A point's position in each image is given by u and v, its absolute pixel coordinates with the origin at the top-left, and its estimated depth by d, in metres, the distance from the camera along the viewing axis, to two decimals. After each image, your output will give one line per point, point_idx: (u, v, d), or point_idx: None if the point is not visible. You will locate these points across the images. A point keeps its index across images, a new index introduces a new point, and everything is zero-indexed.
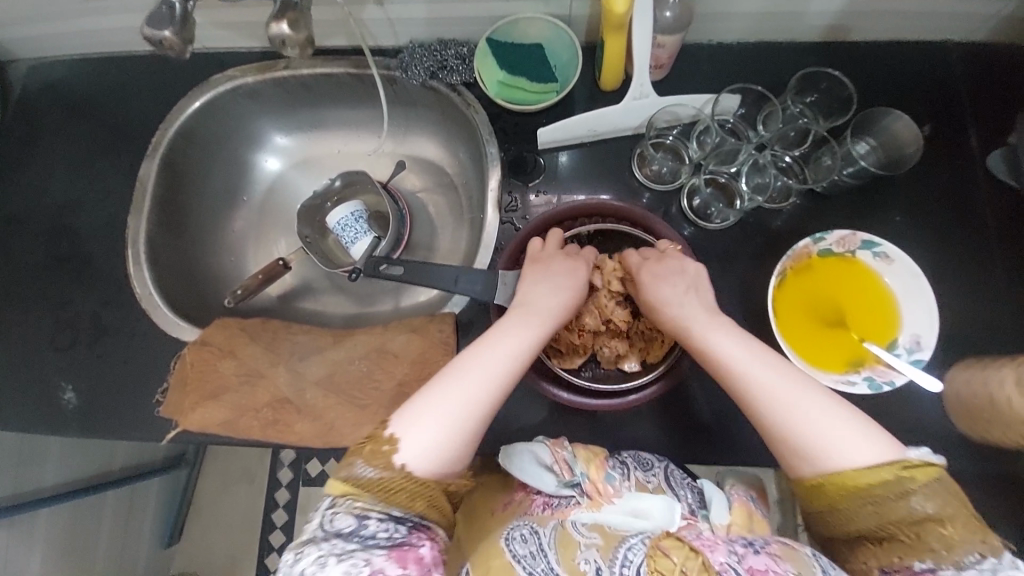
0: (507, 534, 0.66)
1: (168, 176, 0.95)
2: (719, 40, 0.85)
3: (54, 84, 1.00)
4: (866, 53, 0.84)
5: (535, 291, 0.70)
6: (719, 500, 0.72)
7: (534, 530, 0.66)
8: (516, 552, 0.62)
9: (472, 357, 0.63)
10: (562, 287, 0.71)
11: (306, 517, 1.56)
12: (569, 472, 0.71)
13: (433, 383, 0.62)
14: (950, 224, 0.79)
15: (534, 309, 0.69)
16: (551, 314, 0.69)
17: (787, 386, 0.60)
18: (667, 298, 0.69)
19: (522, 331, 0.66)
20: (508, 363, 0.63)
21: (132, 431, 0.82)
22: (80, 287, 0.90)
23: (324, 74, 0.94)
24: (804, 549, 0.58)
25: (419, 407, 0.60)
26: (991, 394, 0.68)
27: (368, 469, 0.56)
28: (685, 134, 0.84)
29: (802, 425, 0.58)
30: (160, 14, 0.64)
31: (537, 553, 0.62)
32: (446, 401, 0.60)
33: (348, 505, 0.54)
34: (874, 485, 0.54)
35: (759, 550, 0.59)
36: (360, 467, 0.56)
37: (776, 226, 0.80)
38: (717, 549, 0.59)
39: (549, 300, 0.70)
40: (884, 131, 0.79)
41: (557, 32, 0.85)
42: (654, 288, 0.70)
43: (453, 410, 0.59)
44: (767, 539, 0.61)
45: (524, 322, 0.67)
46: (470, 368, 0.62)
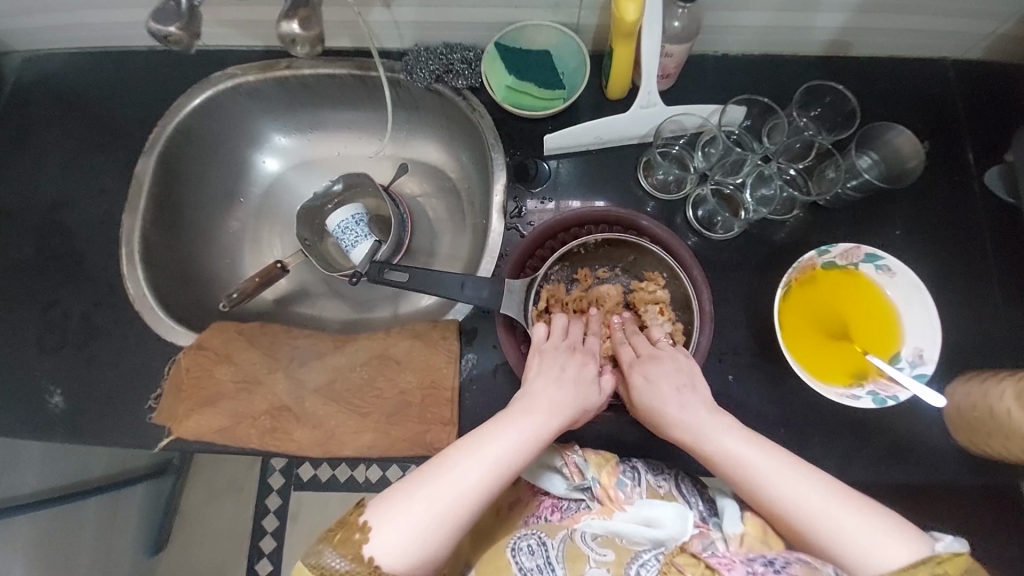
0: (513, 543, 0.65)
1: (164, 175, 0.93)
2: (724, 52, 0.86)
3: (47, 77, 0.97)
4: (868, 69, 0.85)
5: (541, 387, 0.67)
6: (732, 507, 0.68)
7: (542, 542, 0.65)
8: (523, 565, 0.63)
9: (466, 455, 0.60)
10: (567, 384, 0.68)
11: (297, 523, 1.53)
12: (579, 476, 0.71)
13: (425, 471, 0.60)
14: (949, 238, 0.80)
15: (537, 405, 0.66)
16: (557, 414, 0.65)
17: (810, 496, 0.59)
18: (676, 399, 0.67)
19: (524, 433, 0.63)
20: (500, 468, 0.60)
21: (123, 437, 0.80)
22: (70, 288, 0.87)
23: (327, 75, 0.93)
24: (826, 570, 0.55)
25: (411, 499, 0.58)
26: (991, 406, 0.68)
27: (340, 560, 0.55)
28: (691, 145, 0.85)
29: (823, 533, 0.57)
30: (166, 9, 0.63)
31: (544, 567, 0.62)
32: (430, 503, 0.57)
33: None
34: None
35: (780, 569, 0.55)
36: (331, 556, 0.55)
37: (780, 237, 0.80)
38: (734, 566, 0.58)
39: (552, 390, 0.67)
40: (886, 146, 0.79)
41: (565, 39, 0.85)
42: (651, 385, 0.69)
43: (444, 502, 0.58)
44: (787, 555, 0.57)
45: (525, 421, 0.64)
46: (461, 471, 0.59)
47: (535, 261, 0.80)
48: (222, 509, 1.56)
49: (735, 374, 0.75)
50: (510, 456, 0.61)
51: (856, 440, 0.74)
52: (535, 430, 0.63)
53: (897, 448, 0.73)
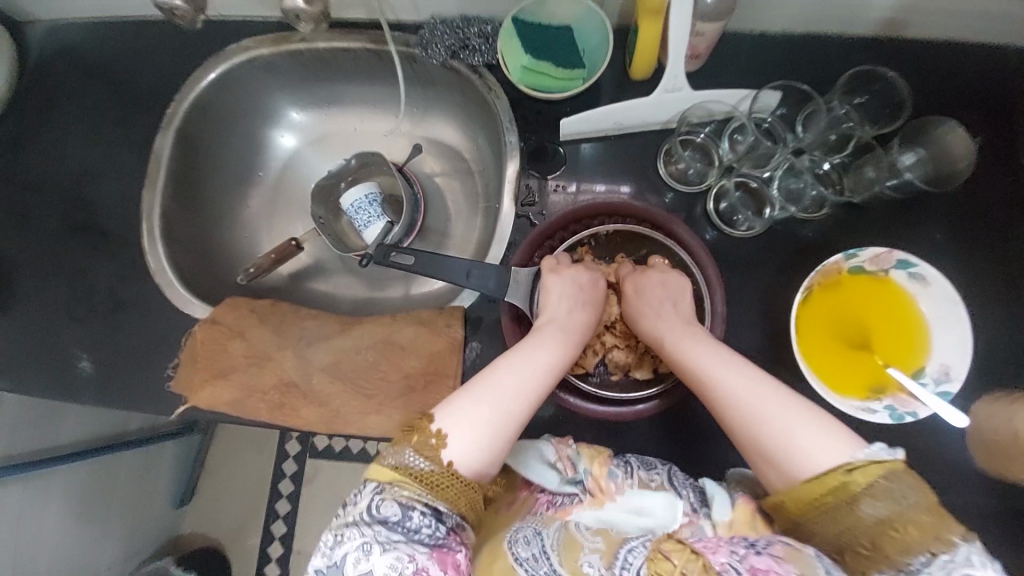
0: (510, 536, 0.63)
1: (182, 149, 0.93)
2: (762, 30, 0.79)
3: (69, 49, 0.98)
4: (927, 50, 0.77)
5: (554, 306, 0.70)
6: (721, 497, 0.66)
7: (538, 532, 0.63)
8: (518, 555, 0.60)
9: (507, 362, 0.64)
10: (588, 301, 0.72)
11: (312, 486, 1.61)
12: (572, 469, 0.70)
13: (474, 380, 0.63)
14: (1000, 245, 0.73)
15: (568, 320, 0.70)
16: (584, 324, 0.70)
17: (758, 394, 0.59)
18: (658, 309, 0.70)
19: (562, 340, 0.67)
20: (549, 370, 0.64)
21: (145, 403, 0.84)
22: (96, 258, 0.90)
23: (341, 49, 0.91)
24: (808, 551, 0.53)
25: (465, 401, 0.60)
26: (1015, 429, 0.65)
27: (419, 460, 0.56)
28: (717, 132, 0.79)
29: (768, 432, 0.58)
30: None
31: (540, 556, 0.60)
32: (488, 403, 0.60)
33: (395, 494, 0.55)
34: (826, 489, 0.53)
35: (762, 551, 0.54)
36: (410, 456, 0.56)
37: (806, 236, 0.75)
38: (718, 549, 0.55)
39: (571, 307, 0.70)
40: (935, 142, 0.73)
41: (586, 11, 0.79)
42: (641, 294, 0.72)
43: (501, 402, 0.60)
44: (769, 537, 0.56)
45: (553, 331, 0.68)
46: (507, 375, 0.62)
47: (544, 251, 0.78)
48: (244, 469, 1.65)
49: None
50: (554, 360, 0.65)
51: None
52: (570, 342, 0.68)
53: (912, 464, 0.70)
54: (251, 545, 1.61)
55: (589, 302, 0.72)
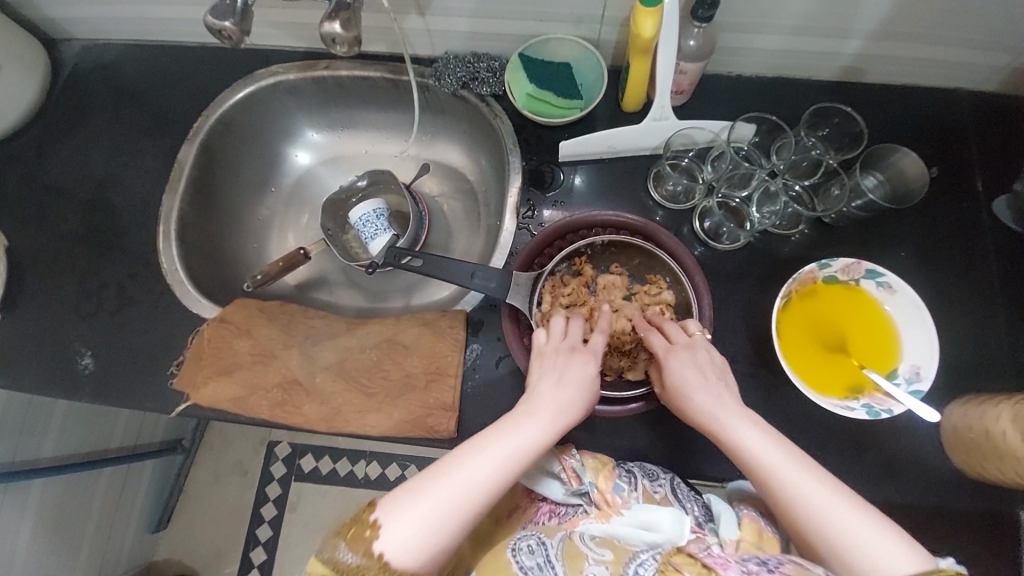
0: (514, 544, 0.65)
1: (204, 160, 0.99)
2: (739, 73, 0.90)
3: (105, 67, 1.06)
4: (881, 94, 0.88)
5: (546, 391, 0.67)
6: (727, 514, 0.70)
7: (542, 542, 0.65)
8: (523, 564, 0.62)
9: (468, 453, 0.61)
10: (574, 382, 0.68)
11: (295, 512, 1.56)
12: (578, 481, 0.71)
13: (433, 470, 0.60)
14: (958, 263, 0.81)
15: (545, 404, 0.66)
16: (564, 414, 0.66)
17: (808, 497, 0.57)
18: (705, 385, 0.67)
19: (533, 431, 0.63)
20: (505, 471, 0.60)
21: (144, 400, 0.85)
22: (109, 258, 0.93)
23: (361, 77, 1.00)
24: (816, 570, 0.55)
25: (417, 496, 0.58)
26: (984, 428, 0.68)
27: (350, 554, 0.56)
28: (701, 157, 0.88)
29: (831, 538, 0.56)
30: (222, 7, 0.69)
31: (544, 565, 0.62)
32: (440, 500, 0.58)
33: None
34: None
35: (773, 569, 0.56)
36: (343, 550, 0.57)
37: (784, 251, 0.82)
38: (729, 565, 0.58)
39: (565, 387, 0.67)
40: (891, 167, 0.81)
41: (584, 52, 0.90)
42: (681, 375, 0.68)
43: (453, 500, 0.58)
44: (778, 556, 0.59)
45: (528, 417, 0.64)
46: (468, 467, 0.60)
47: (543, 258, 0.84)
48: (224, 492, 1.60)
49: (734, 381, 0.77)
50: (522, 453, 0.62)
51: (854, 455, 0.74)
52: (542, 431, 0.63)
53: (891, 464, 0.73)
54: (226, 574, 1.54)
55: (575, 386, 0.68)
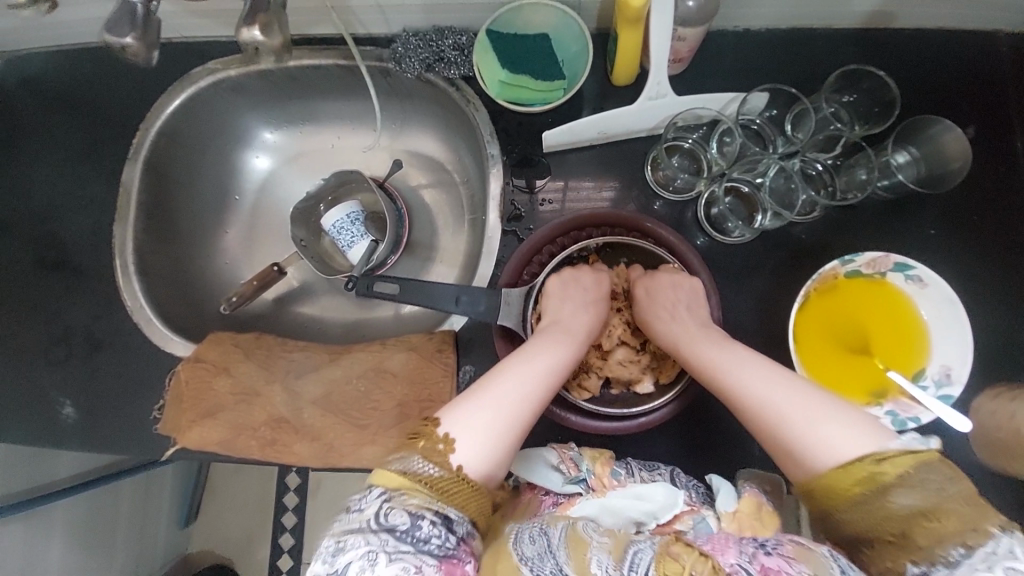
0: (514, 535, 0.59)
1: (152, 179, 0.90)
2: (745, 28, 0.77)
3: (25, 79, 0.93)
4: (914, 42, 0.75)
5: (564, 308, 0.70)
6: (726, 490, 0.69)
7: (543, 530, 0.58)
8: (524, 553, 0.55)
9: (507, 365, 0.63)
10: (587, 299, 0.72)
11: (317, 499, 1.61)
12: (575, 469, 0.71)
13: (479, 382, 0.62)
14: (994, 238, 0.72)
15: (567, 321, 0.69)
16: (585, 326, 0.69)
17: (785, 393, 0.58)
18: (673, 311, 0.69)
19: (562, 335, 0.67)
20: (545, 375, 0.63)
21: (132, 447, 0.81)
22: (69, 299, 0.87)
23: (311, 66, 0.87)
24: (820, 549, 0.52)
25: (465, 407, 0.59)
26: (1017, 426, 0.66)
27: (427, 465, 0.54)
28: (705, 137, 0.77)
29: (787, 428, 0.56)
30: (120, 15, 0.56)
31: (545, 554, 0.55)
32: (490, 406, 0.59)
33: (402, 502, 0.52)
34: (852, 485, 0.50)
35: (772, 550, 0.53)
36: (417, 461, 0.55)
37: (800, 240, 0.74)
38: (727, 551, 0.54)
39: (577, 306, 0.71)
40: (929, 142, 0.71)
41: (563, 19, 0.76)
42: (653, 295, 0.71)
43: (505, 405, 0.59)
44: (778, 538, 0.55)
45: (556, 330, 0.68)
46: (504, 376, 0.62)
47: (533, 267, 0.76)
48: (245, 488, 1.64)
49: None
50: (547, 361, 0.64)
51: None
52: (565, 343, 0.66)
53: None
54: (259, 561, 1.61)
55: (589, 301, 0.72)
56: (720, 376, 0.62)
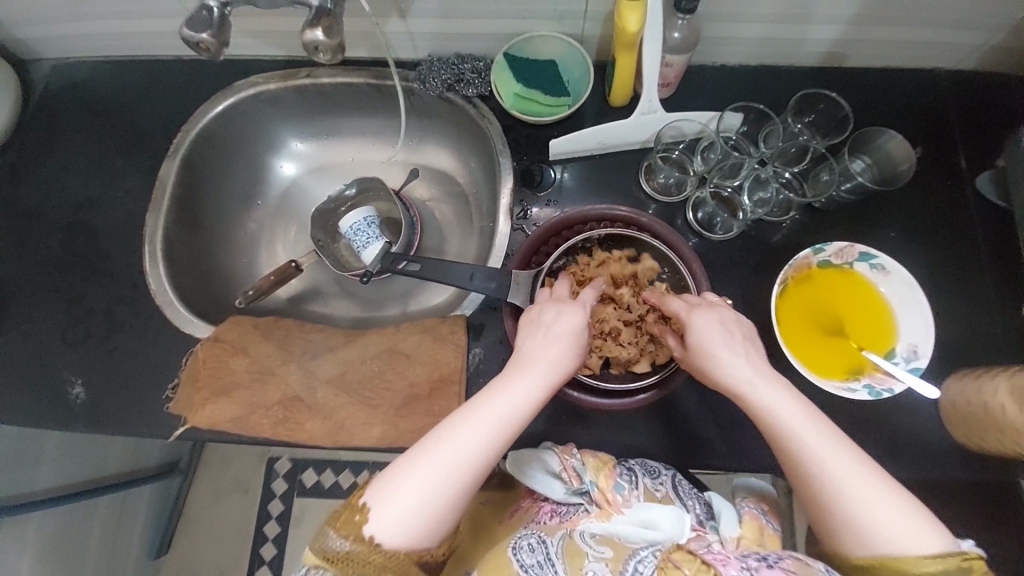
0: (514, 543, 0.66)
1: (186, 177, 0.97)
2: (722, 63, 0.90)
3: (75, 85, 1.02)
4: (863, 78, 0.89)
5: (530, 352, 0.65)
6: (729, 511, 0.71)
7: (542, 540, 0.66)
8: (523, 562, 0.63)
9: (451, 430, 0.60)
10: (560, 341, 0.66)
11: (300, 527, 1.53)
12: (578, 480, 0.71)
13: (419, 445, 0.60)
14: (945, 241, 0.82)
15: (526, 381, 0.63)
16: (546, 377, 0.64)
17: (859, 476, 0.57)
18: (736, 356, 0.64)
19: (518, 396, 0.62)
20: (485, 443, 0.59)
21: (140, 426, 0.82)
22: (93, 283, 0.90)
23: (343, 84, 0.98)
24: (816, 565, 0.56)
25: (394, 474, 0.59)
26: (985, 402, 0.70)
27: (339, 541, 0.57)
28: (690, 149, 0.88)
29: (858, 508, 0.56)
30: (199, 18, 0.68)
31: (544, 563, 0.62)
32: (414, 478, 0.58)
33: (319, 574, 0.57)
34: (930, 574, 0.54)
35: (774, 564, 0.56)
36: (332, 538, 0.58)
37: (778, 239, 0.83)
38: (729, 561, 0.57)
39: (543, 345, 0.65)
40: (878, 150, 0.83)
41: (569, 49, 0.90)
42: (700, 337, 0.65)
43: (433, 477, 0.58)
44: (779, 553, 0.58)
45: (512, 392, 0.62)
46: (443, 446, 0.59)
47: (541, 257, 0.84)
48: (225, 512, 1.56)
49: None
50: (500, 431, 0.60)
51: (857, 436, 0.75)
52: (519, 403, 0.61)
53: (893, 442, 0.75)
54: None
55: (560, 341, 0.66)
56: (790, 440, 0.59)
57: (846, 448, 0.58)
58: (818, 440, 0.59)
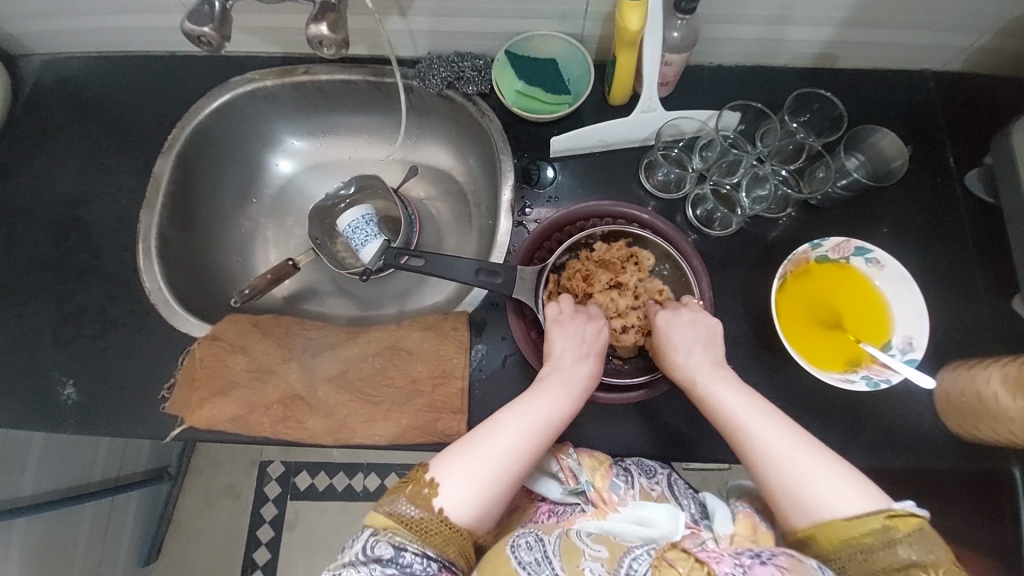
0: (512, 540, 0.63)
1: (181, 174, 0.96)
2: (718, 64, 0.92)
3: (64, 80, 1.00)
4: (855, 79, 0.92)
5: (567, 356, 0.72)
6: (722, 511, 0.71)
7: (540, 538, 0.63)
8: (521, 559, 0.60)
9: (505, 416, 0.65)
10: (595, 350, 0.73)
11: (294, 532, 1.50)
12: (574, 480, 0.71)
13: (477, 430, 0.64)
14: (936, 237, 0.85)
15: (568, 373, 0.70)
16: (589, 380, 0.71)
17: (790, 445, 0.63)
18: (692, 347, 0.72)
19: (560, 387, 0.69)
20: (538, 434, 0.65)
21: (135, 427, 0.80)
22: (85, 282, 0.88)
23: (341, 81, 0.97)
24: (810, 561, 0.55)
25: (458, 454, 0.62)
26: (978, 393, 0.71)
27: (411, 508, 0.58)
28: (689, 148, 0.89)
29: (794, 474, 0.61)
30: (200, 12, 0.67)
31: (542, 561, 0.60)
32: (478, 458, 0.62)
33: (388, 536, 0.57)
34: (861, 536, 0.57)
35: (766, 560, 0.55)
36: (403, 504, 0.59)
37: (775, 235, 0.85)
38: (723, 560, 0.56)
39: (576, 355, 0.72)
40: (871, 147, 0.85)
41: (569, 48, 0.91)
42: (671, 332, 0.73)
43: (496, 460, 0.62)
44: (773, 549, 0.57)
45: (556, 383, 0.69)
46: (497, 430, 0.64)
47: (543, 252, 0.84)
48: (216, 518, 1.53)
49: (735, 364, 0.79)
50: (551, 418, 0.66)
51: (854, 427, 0.77)
52: (568, 399, 0.68)
53: (888, 433, 0.76)
54: None
55: (594, 353, 0.73)
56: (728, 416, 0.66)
57: (780, 422, 0.65)
58: (757, 416, 0.65)
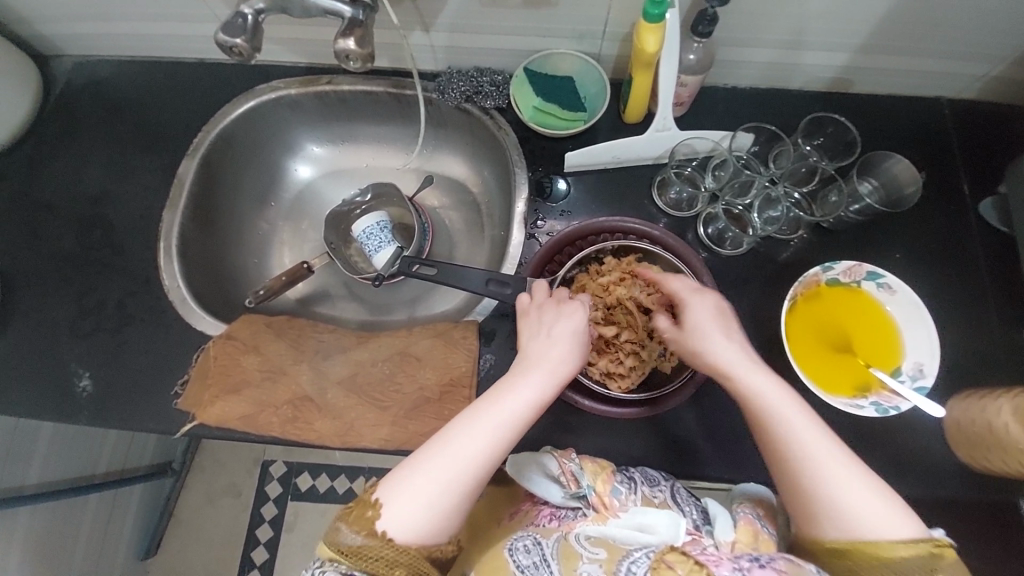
0: (510, 544, 0.65)
1: (204, 176, 0.98)
2: (733, 85, 0.93)
3: (96, 82, 1.04)
4: (869, 105, 0.92)
5: (533, 349, 0.68)
6: (723, 516, 0.70)
7: (538, 541, 0.65)
8: (520, 563, 0.62)
9: (460, 421, 0.62)
10: (566, 339, 0.68)
11: (293, 533, 1.50)
12: (575, 484, 0.70)
13: (429, 441, 0.62)
14: (949, 264, 0.84)
15: (527, 366, 0.66)
16: (552, 371, 0.66)
17: (835, 457, 0.59)
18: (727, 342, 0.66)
19: (522, 395, 0.63)
20: (495, 436, 0.61)
21: (146, 421, 0.82)
22: (106, 277, 0.91)
23: (363, 91, 1.00)
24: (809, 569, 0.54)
25: (407, 470, 0.60)
26: (988, 423, 0.71)
27: (353, 535, 0.57)
28: (702, 167, 0.90)
29: (836, 490, 0.57)
30: (233, 24, 0.70)
31: (540, 564, 0.62)
32: (425, 470, 0.59)
33: (334, 567, 0.56)
34: (903, 559, 0.55)
35: (766, 564, 0.55)
36: (346, 533, 0.58)
37: (786, 257, 0.85)
38: (721, 562, 0.56)
39: (543, 343, 0.68)
40: (884, 173, 0.86)
41: (586, 66, 0.93)
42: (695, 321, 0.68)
43: (446, 469, 0.59)
44: (771, 554, 0.57)
45: (514, 380, 0.65)
46: (453, 444, 0.60)
47: (553, 265, 0.85)
48: (217, 515, 1.53)
49: None
50: (508, 416, 0.62)
51: (862, 453, 0.76)
52: (529, 392, 0.64)
53: (898, 461, 0.76)
54: None
55: (562, 341, 0.68)
56: (780, 425, 0.60)
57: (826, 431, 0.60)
58: (805, 422, 0.61)
